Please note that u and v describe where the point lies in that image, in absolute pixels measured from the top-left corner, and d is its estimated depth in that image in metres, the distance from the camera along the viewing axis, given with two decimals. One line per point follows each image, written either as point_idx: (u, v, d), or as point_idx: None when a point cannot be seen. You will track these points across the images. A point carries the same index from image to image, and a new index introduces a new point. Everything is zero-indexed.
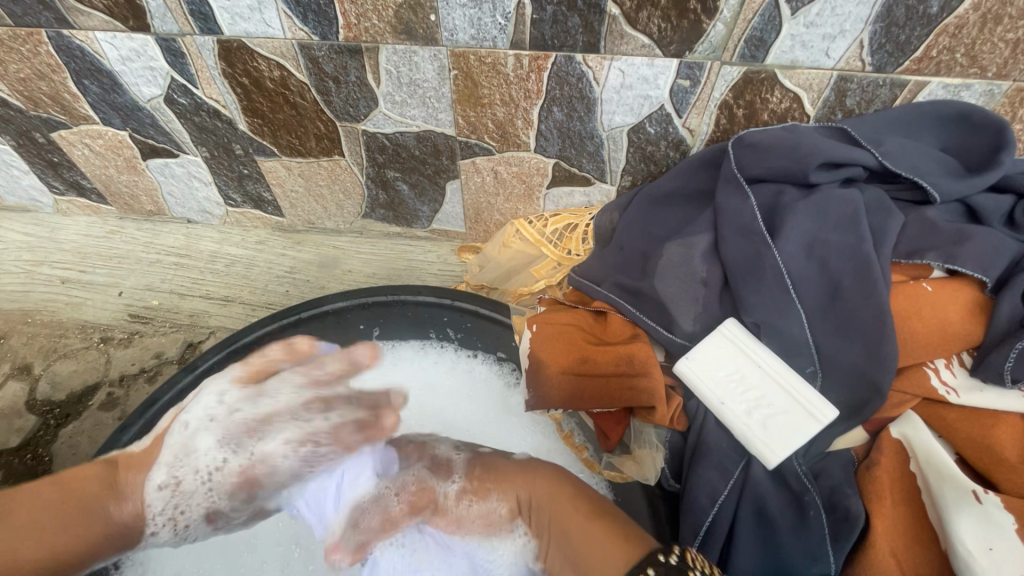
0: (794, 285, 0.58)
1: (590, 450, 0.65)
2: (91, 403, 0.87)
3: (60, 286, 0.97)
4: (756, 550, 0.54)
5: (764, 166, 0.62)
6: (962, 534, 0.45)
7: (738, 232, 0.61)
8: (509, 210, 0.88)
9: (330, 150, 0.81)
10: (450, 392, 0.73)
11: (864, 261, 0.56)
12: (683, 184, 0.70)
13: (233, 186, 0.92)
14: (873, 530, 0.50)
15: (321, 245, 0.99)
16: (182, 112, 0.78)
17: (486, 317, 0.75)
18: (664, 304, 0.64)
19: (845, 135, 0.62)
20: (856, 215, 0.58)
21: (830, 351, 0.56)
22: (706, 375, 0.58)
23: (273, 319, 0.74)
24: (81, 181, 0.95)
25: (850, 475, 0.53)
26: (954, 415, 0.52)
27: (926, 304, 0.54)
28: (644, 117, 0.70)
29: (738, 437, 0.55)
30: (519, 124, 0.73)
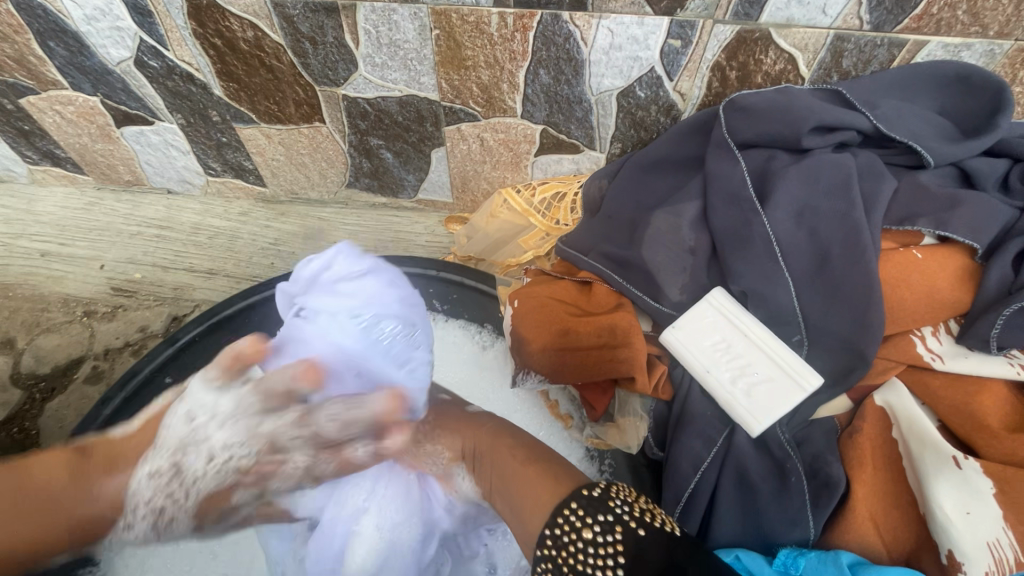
0: (783, 252, 0.57)
1: (575, 420, 0.66)
2: (76, 377, 0.86)
3: (40, 259, 0.95)
4: (739, 516, 0.53)
5: (756, 131, 0.60)
6: (941, 498, 0.46)
7: (727, 199, 0.60)
8: (497, 178, 0.86)
9: (311, 116, 0.79)
10: None
11: (853, 228, 0.55)
12: (673, 151, 0.67)
13: (212, 154, 0.89)
14: (852, 496, 0.50)
15: (305, 216, 0.97)
16: (154, 76, 0.75)
17: (472, 289, 0.74)
18: (651, 274, 0.62)
19: (841, 98, 0.60)
20: (847, 180, 0.56)
21: (818, 319, 0.55)
22: (692, 345, 0.57)
23: (255, 291, 0.73)
24: (55, 150, 0.92)
25: (833, 442, 0.53)
26: (939, 382, 0.52)
27: (915, 271, 0.53)
28: (633, 80, 0.67)
29: (723, 406, 0.55)
30: (505, 88, 0.70)
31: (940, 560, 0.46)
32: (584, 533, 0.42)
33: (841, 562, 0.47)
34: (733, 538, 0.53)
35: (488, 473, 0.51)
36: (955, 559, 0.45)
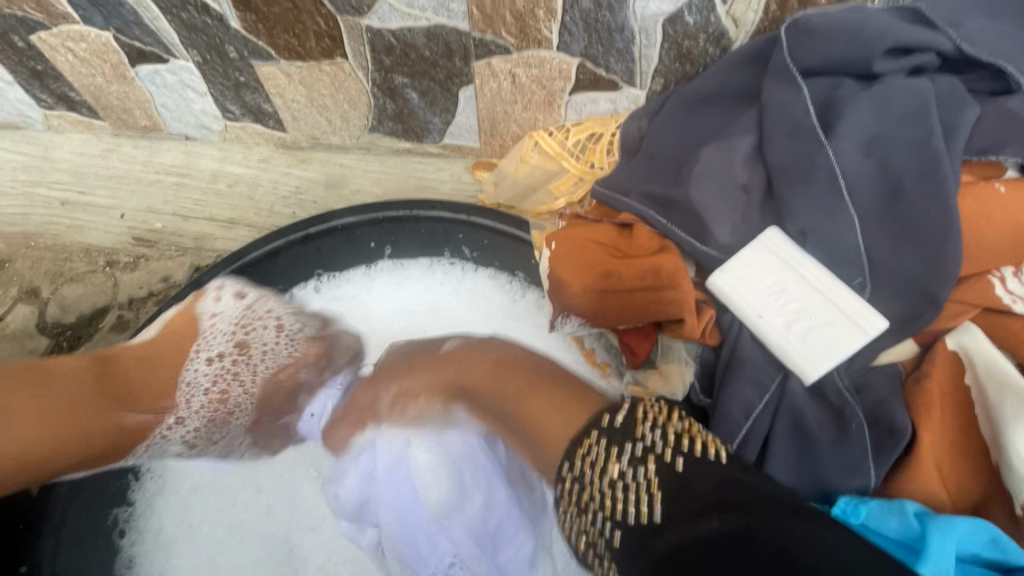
0: (848, 187, 0.52)
1: (613, 367, 0.64)
2: (102, 325, 0.86)
3: (60, 208, 0.94)
4: (791, 464, 0.51)
5: (820, 56, 0.55)
6: (1019, 446, 0.43)
7: (786, 130, 0.55)
8: (528, 120, 0.81)
9: (333, 50, 0.74)
10: (454, 311, 0.73)
11: (930, 159, 0.50)
12: (723, 83, 0.62)
13: (229, 96, 0.85)
14: (919, 443, 0.47)
15: (327, 163, 0.93)
16: (167, 6, 0.71)
17: (504, 234, 0.71)
18: (699, 215, 0.58)
19: (918, 16, 0.54)
20: (925, 106, 0.51)
21: (885, 260, 0.51)
22: (744, 287, 0.54)
23: (281, 235, 0.70)
24: (69, 93, 0.89)
25: (897, 389, 0.49)
26: (1018, 326, 0.48)
27: (997, 205, 0.49)
28: (683, 3, 0.61)
29: (776, 352, 0.52)
30: (541, 15, 0.65)
31: (1013, 511, 0.44)
32: (609, 464, 0.40)
33: (906, 511, 0.44)
34: (785, 486, 0.51)
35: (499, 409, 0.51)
36: None
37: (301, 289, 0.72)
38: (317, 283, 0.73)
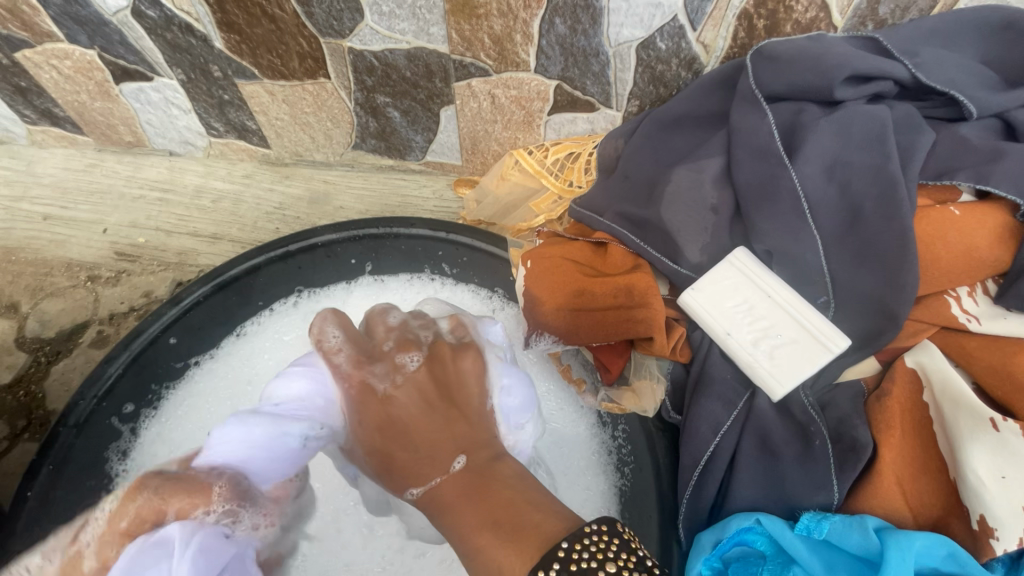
0: (811, 209, 0.54)
1: (588, 384, 0.64)
2: (81, 341, 0.85)
3: (43, 222, 0.94)
4: (758, 481, 0.52)
5: (786, 82, 0.57)
6: (974, 462, 0.44)
7: (753, 153, 0.57)
8: (508, 139, 0.83)
9: (315, 70, 0.76)
10: None
11: (888, 182, 0.52)
12: (694, 107, 0.64)
13: (213, 113, 0.86)
14: (880, 458, 0.48)
15: (310, 178, 0.94)
16: (151, 27, 0.72)
17: (482, 252, 0.72)
18: (670, 235, 0.59)
19: (877, 46, 0.57)
20: (882, 132, 0.53)
21: (846, 280, 0.53)
22: (713, 306, 0.55)
23: (261, 251, 0.70)
24: (54, 109, 0.89)
25: (860, 406, 0.51)
26: (974, 344, 0.49)
27: (952, 228, 0.50)
28: (654, 30, 0.63)
29: (744, 370, 0.53)
30: (518, 39, 0.67)
31: (970, 525, 0.45)
32: None
33: (866, 526, 0.46)
34: (752, 502, 0.52)
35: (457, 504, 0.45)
36: (986, 525, 0.44)
37: (279, 304, 0.72)
38: (296, 299, 0.73)
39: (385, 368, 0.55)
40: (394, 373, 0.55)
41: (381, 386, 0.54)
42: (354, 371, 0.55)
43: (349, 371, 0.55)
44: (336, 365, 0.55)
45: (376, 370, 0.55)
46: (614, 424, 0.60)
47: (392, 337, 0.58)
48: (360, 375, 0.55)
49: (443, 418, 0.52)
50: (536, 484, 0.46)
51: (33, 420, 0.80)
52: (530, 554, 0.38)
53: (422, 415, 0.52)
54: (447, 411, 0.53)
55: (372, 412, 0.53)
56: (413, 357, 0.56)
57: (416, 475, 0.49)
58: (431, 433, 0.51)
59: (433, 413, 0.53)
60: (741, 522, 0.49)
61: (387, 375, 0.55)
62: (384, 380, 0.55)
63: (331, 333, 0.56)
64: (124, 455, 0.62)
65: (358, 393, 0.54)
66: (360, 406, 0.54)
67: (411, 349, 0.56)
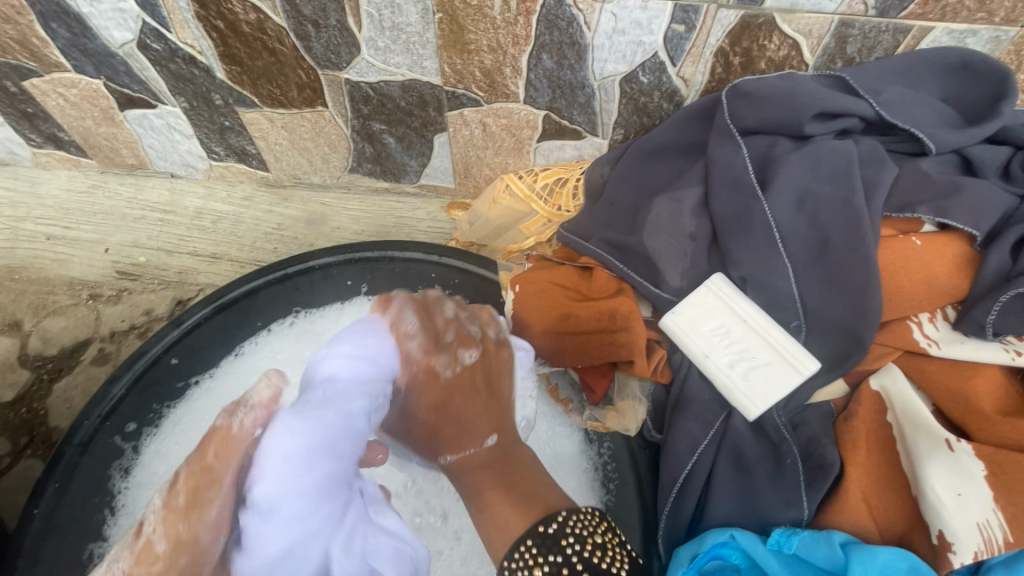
0: (783, 238, 0.57)
1: (575, 403, 0.66)
2: (82, 358, 0.87)
3: (45, 242, 0.96)
4: (734, 498, 0.54)
5: (759, 117, 0.60)
6: (931, 479, 0.47)
7: (728, 185, 0.60)
8: (499, 164, 0.86)
9: (314, 99, 0.79)
10: None
11: (854, 214, 0.55)
12: (675, 138, 0.67)
13: (215, 138, 0.89)
14: (847, 476, 0.51)
15: (308, 200, 0.97)
16: (156, 58, 0.75)
17: (474, 274, 0.75)
18: (651, 260, 0.62)
19: (843, 84, 0.60)
20: (849, 165, 0.57)
21: (816, 305, 0.56)
22: (691, 329, 0.58)
23: (260, 274, 0.73)
24: (59, 133, 0.92)
25: (828, 425, 0.54)
26: (933, 367, 0.53)
27: (913, 257, 0.54)
28: (636, 65, 0.66)
29: (721, 390, 0.56)
30: (508, 73, 0.70)
31: (930, 539, 0.47)
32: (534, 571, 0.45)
33: (832, 540, 0.48)
34: (728, 518, 0.54)
35: (483, 480, 0.51)
36: (945, 539, 0.46)
37: (277, 324, 0.73)
38: (293, 319, 0.74)
39: (449, 358, 0.55)
40: (457, 365, 0.55)
41: (443, 372, 0.55)
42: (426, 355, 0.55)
43: (417, 358, 0.55)
44: (406, 351, 0.55)
45: (441, 359, 0.55)
46: (599, 441, 0.63)
47: (452, 327, 0.57)
48: (429, 361, 0.55)
49: (485, 401, 0.55)
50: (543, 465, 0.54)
51: (35, 437, 0.82)
52: (534, 517, 0.47)
53: (463, 396, 0.54)
54: (489, 397, 0.55)
55: (434, 396, 0.54)
56: (472, 353, 0.56)
57: (453, 441, 0.53)
58: (471, 412, 0.54)
59: (478, 397, 0.55)
60: (716, 537, 0.51)
61: (451, 365, 0.55)
62: (448, 368, 0.55)
63: (404, 321, 0.56)
64: (126, 472, 0.63)
65: (424, 378, 0.55)
66: (416, 388, 0.55)
67: (471, 344, 0.56)
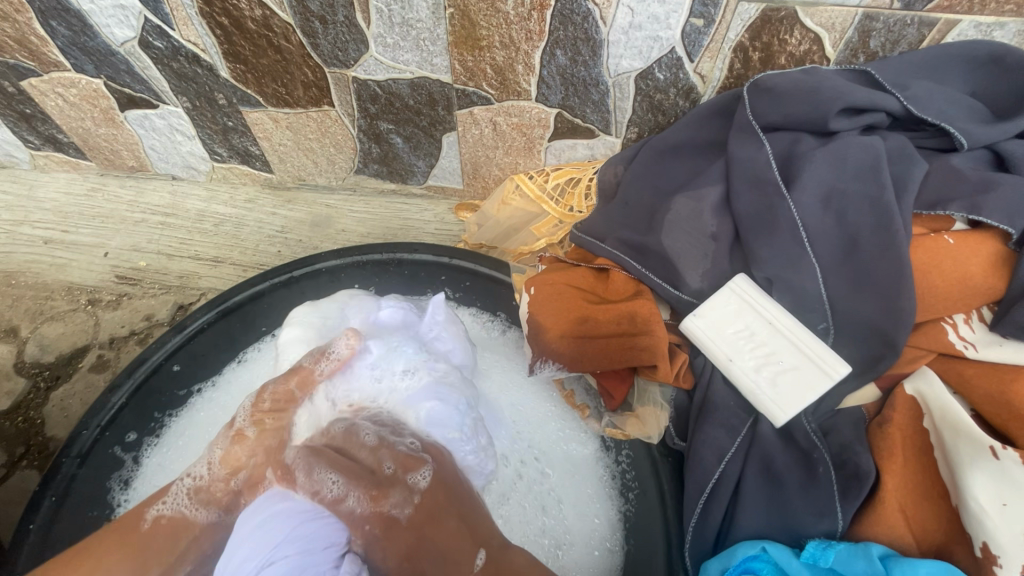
0: (810, 238, 0.55)
1: (592, 410, 0.64)
2: (81, 365, 0.85)
3: (43, 246, 0.94)
4: (763, 509, 0.52)
5: (781, 113, 0.59)
6: (974, 489, 0.45)
7: (751, 183, 0.58)
8: (509, 164, 0.84)
9: (320, 99, 0.77)
10: None
11: (884, 212, 0.53)
12: (693, 135, 0.65)
13: (217, 139, 0.87)
14: (883, 486, 0.49)
15: (312, 202, 0.95)
16: (158, 57, 0.73)
17: (485, 277, 0.73)
18: (671, 261, 0.60)
19: (868, 79, 0.58)
20: (877, 162, 0.55)
21: (845, 306, 0.54)
22: (715, 333, 0.56)
23: (263, 277, 0.71)
24: (58, 135, 0.90)
25: (861, 432, 0.52)
26: (973, 371, 0.51)
27: (946, 257, 0.52)
28: (652, 61, 0.65)
29: (747, 396, 0.54)
30: (520, 70, 0.68)
31: (973, 552, 0.45)
32: None
33: (871, 554, 0.46)
34: (758, 529, 0.52)
35: None
36: (989, 552, 0.44)
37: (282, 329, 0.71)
38: None
39: (400, 495, 0.47)
40: (412, 497, 0.48)
41: (399, 514, 0.47)
42: (374, 499, 0.47)
43: (364, 513, 0.47)
44: (346, 510, 0.47)
45: (392, 500, 0.47)
46: (617, 449, 0.61)
47: (392, 459, 0.49)
48: (382, 503, 0.47)
49: (457, 525, 0.48)
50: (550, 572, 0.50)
51: (31, 447, 0.79)
52: None
53: (435, 528, 0.47)
54: (458, 516, 0.49)
55: (399, 542, 0.46)
56: (422, 476, 0.49)
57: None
58: (449, 536, 0.47)
59: (447, 519, 0.48)
60: (746, 549, 0.50)
61: (406, 500, 0.47)
62: (404, 507, 0.47)
63: (326, 481, 0.47)
64: (126, 484, 0.61)
65: (379, 528, 0.47)
66: (376, 542, 0.46)
67: (420, 465, 0.49)
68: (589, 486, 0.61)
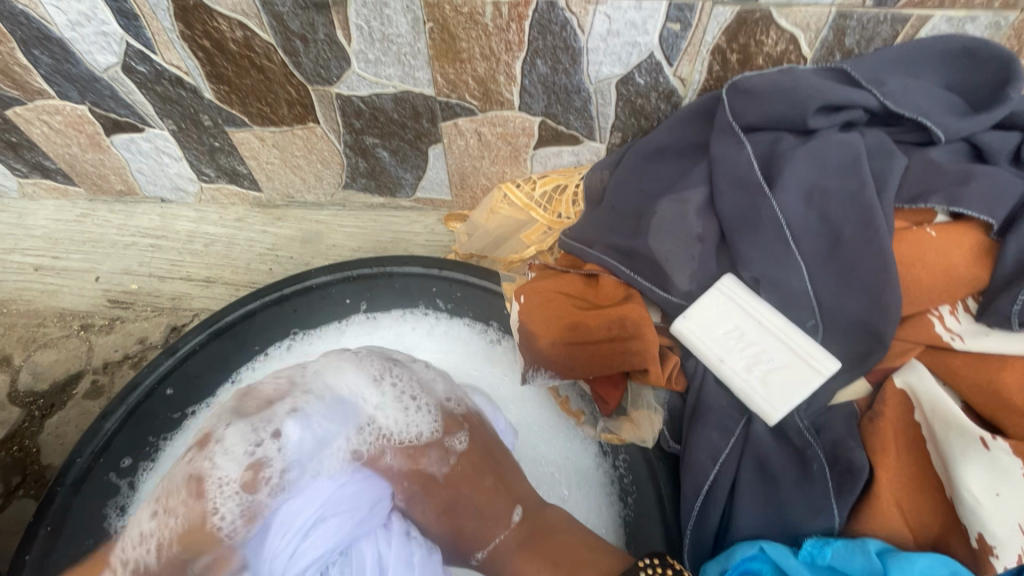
0: (793, 236, 0.56)
1: (587, 415, 0.64)
2: (75, 392, 0.84)
3: (34, 273, 0.93)
4: (758, 508, 0.53)
5: (761, 114, 0.59)
6: (967, 481, 0.45)
7: (734, 183, 0.59)
8: (496, 173, 0.85)
9: (304, 116, 0.77)
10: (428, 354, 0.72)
11: (865, 208, 0.54)
12: (676, 138, 0.66)
13: (205, 160, 0.87)
14: (876, 480, 0.49)
15: (302, 219, 0.95)
16: (142, 81, 0.74)
17: (475, 286, 0.72)
18: (658, 264, 0.61)
19: (844, 76, 0.59)
20: (857, 159, 0.55)
21: (832, 302, 0.54)
22: (704, 334, 0.56)
23: (256, 297, 0.70)
24: (44, 161, 0.90)
25: (854, 428, 0.52)
26: (959, 361, 0.51)
27: (930, 250, 0.52)
28: (632, 66, 0.65)
29: (739, 396, 0.54)
30: (501, 80, 0.69)
31: (970, 543, 0.46)
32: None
33: (868, 550, 0.47)
34: (755, 530, 0.52)
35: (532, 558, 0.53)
36: (986, 542, 0.44)
37: (275, 348, 0.71)
38: (291, 342, 0.71)
39: (438, 456, 0.58)
40: (449, 456, 0.58)
41: (437, 472, 0.58)
42: (407, 469, 0.57)
43: (403, 470, 0.57)
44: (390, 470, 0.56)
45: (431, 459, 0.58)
46: (614, 453, 0.62)
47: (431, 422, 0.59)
48: (418, 471, 0.57)
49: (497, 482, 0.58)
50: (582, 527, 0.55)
51: (27, 476, 0.78)
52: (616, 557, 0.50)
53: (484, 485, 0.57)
54: (491, 476, 0.58)
55: (437, 496, 0.57)
56: (459, 439, 0.59)
57: (476, 531, 0.56)
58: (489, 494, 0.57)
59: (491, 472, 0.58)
60: (745, 551, 0.50)
61: (442, 461, 0.58)
62: (440, 466, 0.58)
63: (360, 434, 0.57)
64: (122, 509, 0.60)
65: (418, 485, 0.57)
66: (415, 496, 0.57)
67: (457, 429, 0.59)
68: (595, 496, 0.61)
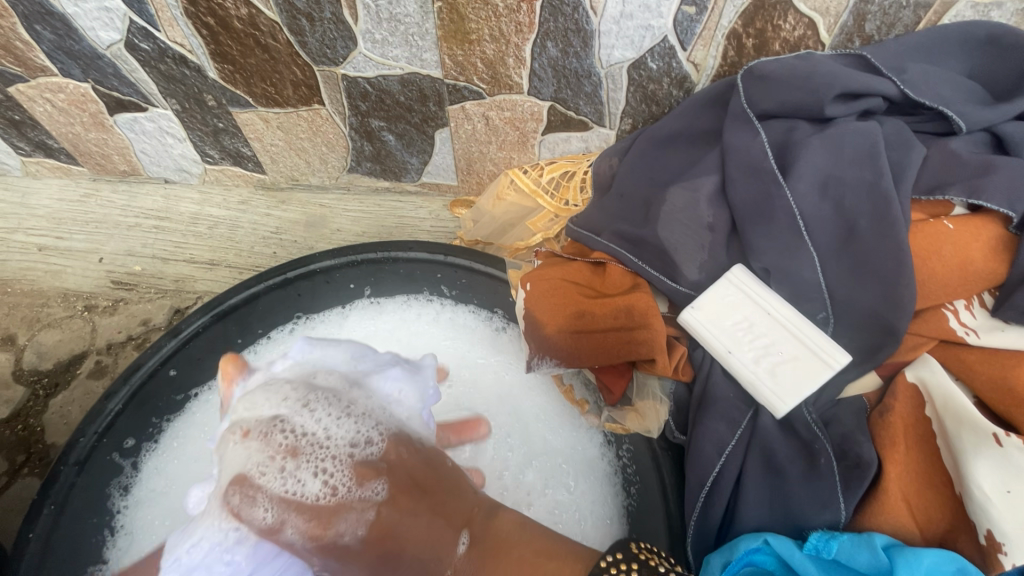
0: (807, 227, 0.55)
1: (591, 404, 0.64)
2: (79, 371, 0.84)
3: (38, 253, 0.93)
4: (763, 499, 0.53)
5: (777, 101, 0.58)
6: (978, 478, 0.45)
7: (747, 172, 0.58)
8: (503, 159, 0.84)
9: (310, 98, 0.76)
10: (431, 341, 0.70)
11: (881, 199, 0.53)
12: (688, 125, 0.64)
13: (209, 141, 0.87)
14: (885, 474, 0.49)
15: (306, 203, 0.95)
16: (146, 59, 0.72)
17: (481, 274, 0.71)
18: (668, 253, 0.60)
19: (864, 63, 0.57)
20: (874, 148, 0.54)
21: (845, 295, 0.54)
22: (712, 323, 0.55)
23: (260, 280, 0.69)
24: (48, 140, 0.89)
25: (863, 422, 0.52)
26: (973, 357, 0.51)
27: (947, 243, 0.51)
28: (645, 50, 0.63)
29: (747, 388, 0.54)
30: (511, 63, 0.67)
31: (977, 540, 0.45)
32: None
33: (875, 544, 0.46)
34: (759, 522, 0.52)
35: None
36: (994, 540, 0.44)
37: (278, 331, 0.70)
38: (293, 325, 0.71)
39: (349, 518, 0.42)
40: (366, 514, 0.42)
41: (352, 540, 0.42)
42: (315, 533, 0.41)
43: (306, 545, 0.41)
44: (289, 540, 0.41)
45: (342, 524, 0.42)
46: (618, 443, 0.61)
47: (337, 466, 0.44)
48: (329, 530, 0.41)
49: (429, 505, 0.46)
50: (541, 530, 0.47)
51: (32, 454, 0.79)
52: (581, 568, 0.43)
53: (427, 520, 0.45)
54: (426, 493, 0.46)
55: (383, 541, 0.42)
56: (376, 486, 0.44)
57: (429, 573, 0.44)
58: (421, 531, 0.44)
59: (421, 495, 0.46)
60: (749, 543, 0.50)
61: (358, 521, 0.42)
62: (355, 528, 0.42)
63: (257, 509, 0.41)
64: (126, 490, 0.61)
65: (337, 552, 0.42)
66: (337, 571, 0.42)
67: (374, 477, 0.44)
68: (600, 486, 0.60)
